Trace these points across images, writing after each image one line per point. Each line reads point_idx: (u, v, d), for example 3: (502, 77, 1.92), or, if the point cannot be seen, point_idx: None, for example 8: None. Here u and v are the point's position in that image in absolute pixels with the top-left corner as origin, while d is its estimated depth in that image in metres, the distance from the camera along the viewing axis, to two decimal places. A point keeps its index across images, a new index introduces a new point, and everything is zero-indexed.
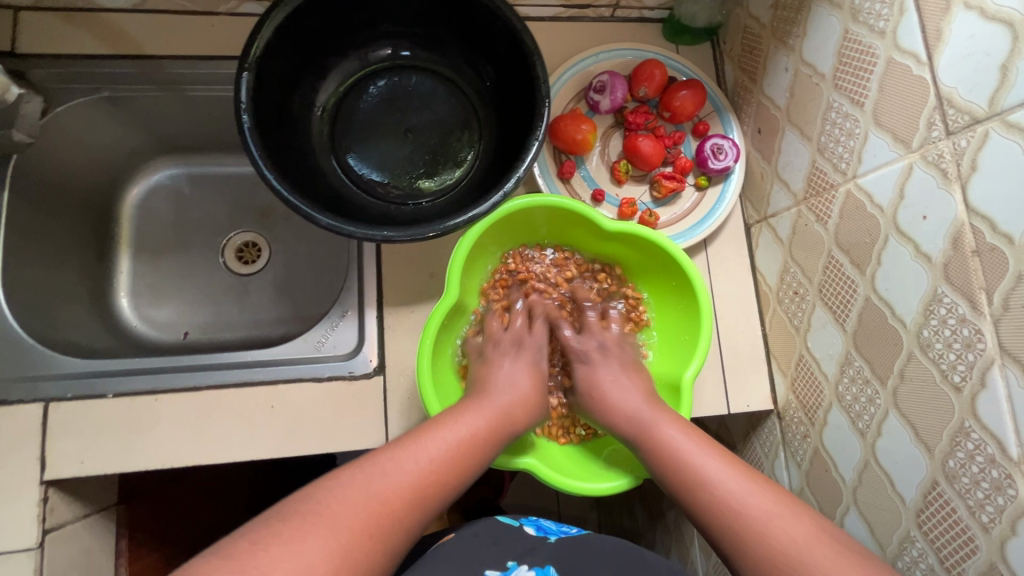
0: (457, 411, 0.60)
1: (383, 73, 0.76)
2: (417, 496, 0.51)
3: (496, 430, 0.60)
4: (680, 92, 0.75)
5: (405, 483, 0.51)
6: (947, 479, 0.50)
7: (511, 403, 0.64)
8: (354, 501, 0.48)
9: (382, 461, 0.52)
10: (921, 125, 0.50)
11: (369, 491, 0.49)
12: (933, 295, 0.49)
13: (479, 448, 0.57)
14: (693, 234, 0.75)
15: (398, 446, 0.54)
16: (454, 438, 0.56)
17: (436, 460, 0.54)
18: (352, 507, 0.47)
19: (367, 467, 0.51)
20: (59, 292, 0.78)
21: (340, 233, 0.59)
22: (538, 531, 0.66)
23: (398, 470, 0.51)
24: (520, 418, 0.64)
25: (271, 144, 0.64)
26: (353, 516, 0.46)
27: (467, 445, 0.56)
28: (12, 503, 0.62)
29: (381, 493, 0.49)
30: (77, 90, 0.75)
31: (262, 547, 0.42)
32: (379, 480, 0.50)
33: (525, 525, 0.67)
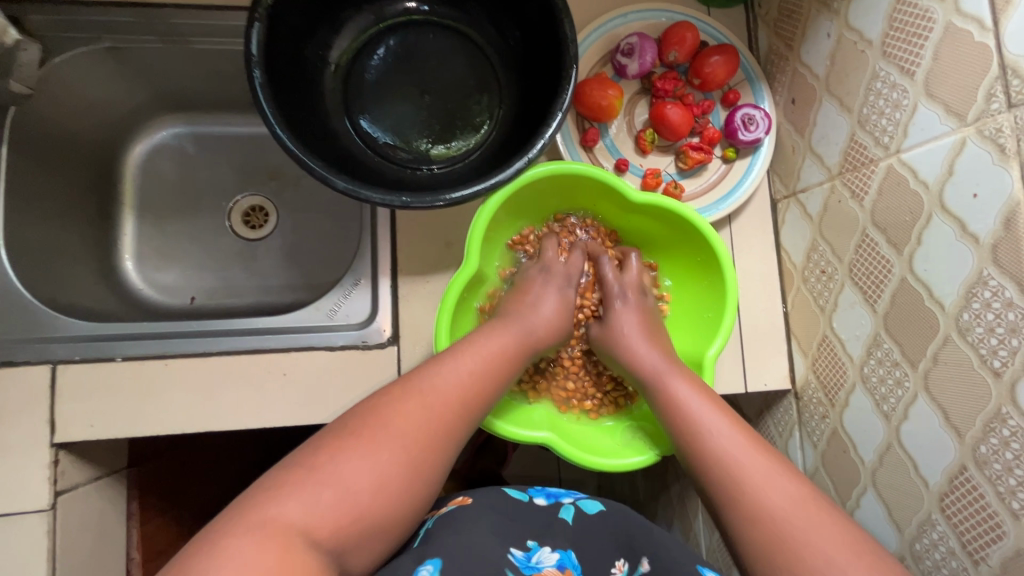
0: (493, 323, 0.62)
1: (399, 29, 0.72)
2: (465, 404, 0.54)
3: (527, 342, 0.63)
4: (712, 57, 0.71)
5: (444, 396, 0.53)
6: (977, 465, 0.49)
7: (547, 314, 0.66)
8: (393, 428, 0.49)
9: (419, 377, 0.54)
10: (979, 97, 0.47)
11: (420, 405, 0.51)
12: (978, 277, 0.47)
13: (514, 358, 0.60)
14: (718, 209, 0.73)
15: (436, 359, 0.56)
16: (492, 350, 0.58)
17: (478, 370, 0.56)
18: (403, 423, 0.49)
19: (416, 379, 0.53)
20: (62, 252, 0.75)
21: (356, 198, 0.57)
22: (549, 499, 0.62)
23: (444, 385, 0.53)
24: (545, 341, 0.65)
25: (284, 102, 0.61)
26: (408, 427, 0.49)
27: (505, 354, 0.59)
28: (23, 464, 0.61)
29: (420, 409, 0.51)
30: (77, 39, 0.71)
31: (309, 476, 0.44)
32: (417, 398, 0.52)
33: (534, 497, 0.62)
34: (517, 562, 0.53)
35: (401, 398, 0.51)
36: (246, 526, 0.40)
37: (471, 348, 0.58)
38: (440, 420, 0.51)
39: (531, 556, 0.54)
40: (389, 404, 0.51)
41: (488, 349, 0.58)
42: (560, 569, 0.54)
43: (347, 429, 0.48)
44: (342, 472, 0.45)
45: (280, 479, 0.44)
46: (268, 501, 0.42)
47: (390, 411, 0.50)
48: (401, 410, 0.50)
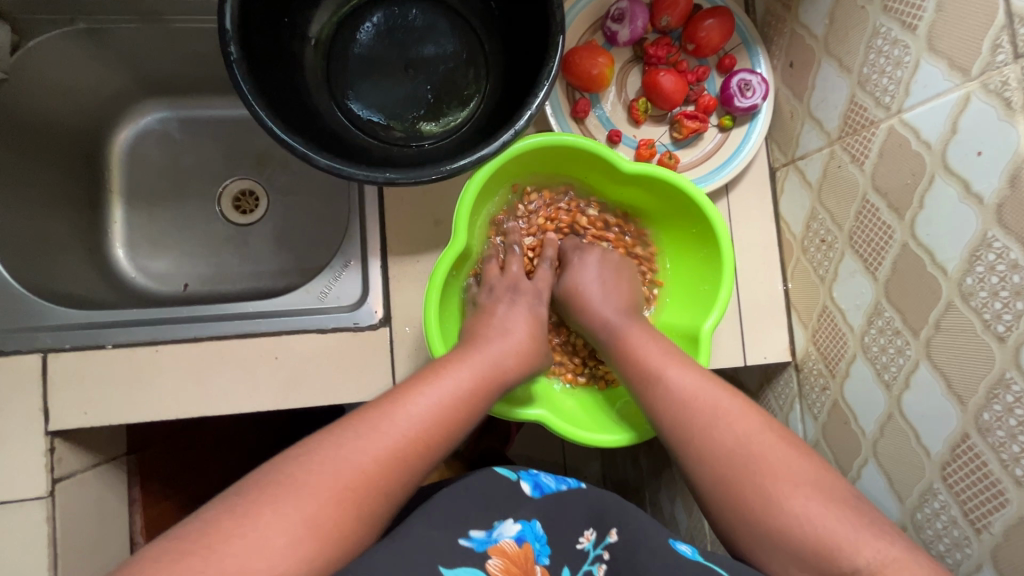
0: (447, 361, 0.55)
1: (381, 2, 0.70)
2: (402, 461, 0.47)
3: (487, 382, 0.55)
4: (706, 21, 0.69)
5: (377, 448, 0.47)
6: (979, 432, 0.47)
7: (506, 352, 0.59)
8: (327, 471, 0.44)
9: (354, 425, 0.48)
10: (984, 49, 0.44)
11: (349, 460, 0.45)
12: (982, 239, 0.46)
13: (468, 406, 0.53)
14: (715, 178, 0.71)
15: (377, 405, 0.50)
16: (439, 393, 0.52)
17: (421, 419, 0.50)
18: (322, 482, 0.44)
19: (352, 428, 0.48)
20: (50, 241, 0.75)
21: (339, 175, 0.55)
22: (534, 487, 0.57)
23: (378, 438, 0.47)
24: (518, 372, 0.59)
25: (262, 79, 0.59)
26: (328, 486, 0.44)
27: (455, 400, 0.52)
28: (18, 452, 0.62)
29: (348, 466, 0.45)
30: (52, 22, 0.70)
31: (229, 514, 0.41)
32: (346, 450, 0.46)
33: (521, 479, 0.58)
34: (471, 543, 0.48)
35: (329, 449, 0.46)
36: None
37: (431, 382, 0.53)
38: (382, 465, 0.46)
39: (492, 533, 0.50)
40: (315, 457, 0.45)
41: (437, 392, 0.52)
42: (519, 542, 0.50)
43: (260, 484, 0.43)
44: (243, 538, 0.40)
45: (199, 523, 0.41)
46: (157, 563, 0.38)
47: (314, 466, 0.45)
48: (326, 466, 0.45)
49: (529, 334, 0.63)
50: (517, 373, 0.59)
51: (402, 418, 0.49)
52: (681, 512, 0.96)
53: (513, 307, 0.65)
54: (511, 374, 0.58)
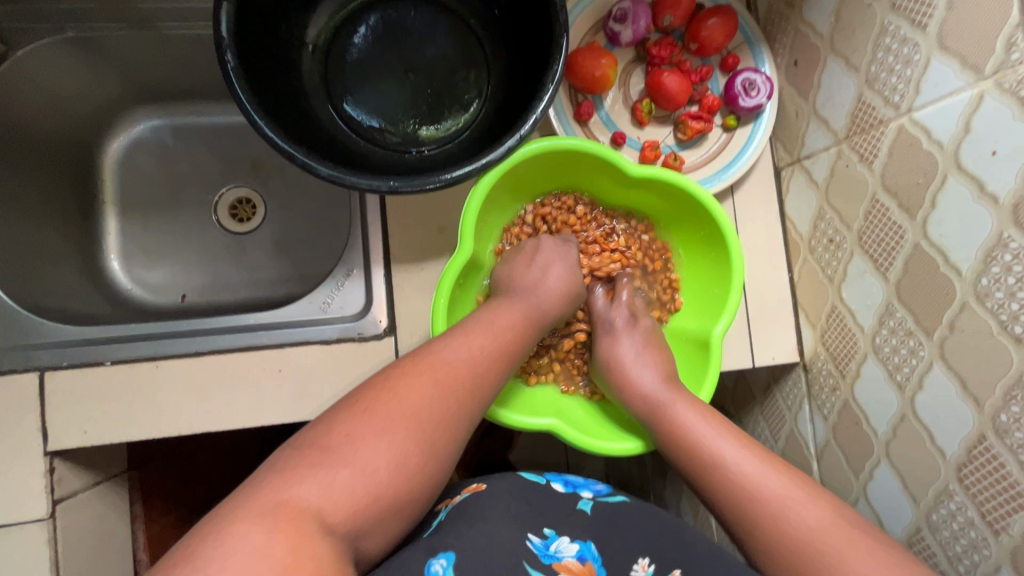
0: (493, 305, 0.60)
1: (379, 4, 0.68)
2: (472, 385, 0.51)
3: (532, 319, 0.60)
4: (709, 20, 0.68)
5: (450, 373, 0.50)
6: (997, 434, 0.47)
7: (547, 295, 0.63)
8: (380, 413, 0.45)
9: (421, 357, 0.51)
10: (998, 47, 0.44)
11: (426, 384, 0.48)
12: (997, 240, 0.45)
13: (517, 337, 0.57)
14: (720, 180, 0.70)
15: (436, 340, 0.53)
16: (492, 329, 0.56)
17: (481, 349, 0.53)
18: (408, 403, 0.46)
19: (418, 358, 0.50)
20: (42, 255, 0.73)
21: (342, 184, 0.54)
22: (567, 486, 0.61)
23: (447, 363, 0.50)
24: (551, 310, 0.63)
25: (260, 86, 0.58)
26: (414, 406, 0.46)
27: (507, 333, 0.57)
28: (17, 474, 0.60)
29: (428, 387, 0.48)
30: (39, 31, 0.68)
31: (317, 462, 0.41)
32: (420, 375, 0.48)
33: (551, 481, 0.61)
34: (536, 550, 0.50)
35: (404, 378, 0.48)
36: (257, 515, 0.37)
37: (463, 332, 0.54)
38: (435, 405, 0.47)
39: (550, 545, 0.51)
40: (392, 384, 0.47)
41: (488, 327, 0.56)
42: (581, 560, 0.51)
43: (349, 411, 0.45)
44: (354, 458, 0.42)
45: (256, 484, 0.39)
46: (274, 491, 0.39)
47: (395, 391, 0.47)
48: (406, 390, 0.47)
49: (568, 288, 0.66)
50: (556, 313, 0.64)
51: (442, 362, 0.50)
52: (689, 512, 0.96)
53: (549, 250, 0.67)
54: (550, 314, 0.63)
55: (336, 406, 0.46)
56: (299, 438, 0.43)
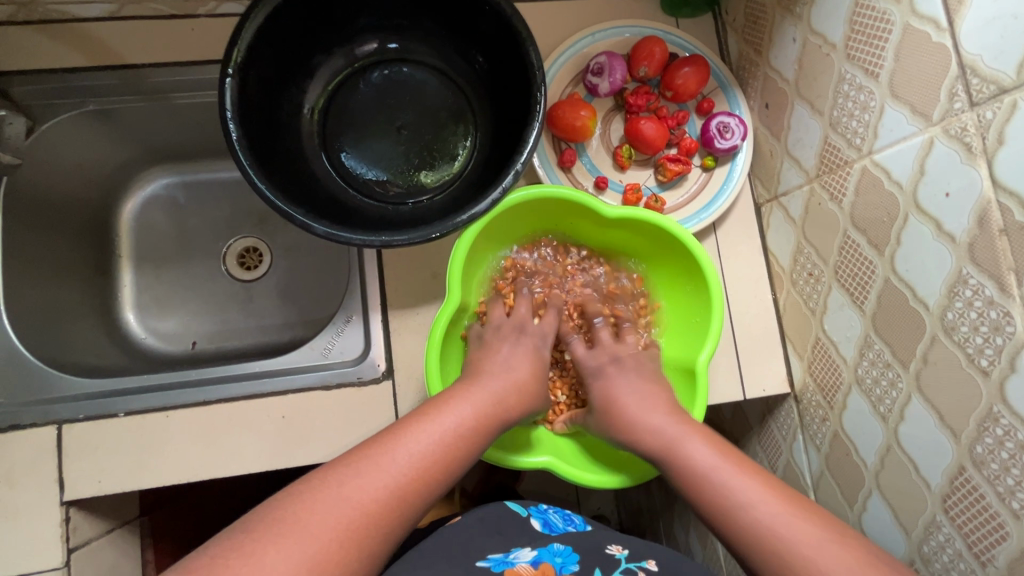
0: (442, 399, 0.58)
1: (372, 67, 0.73)
2: (396, 498, 0.50)
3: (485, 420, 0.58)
4: (682, 69, 0.72)
5: (377, 489, 0.49)
6: (975, 465, 0.48)
7: (504, 389, 0.62)
8: (306, 522, 0.45)
9: (349, 468, 0.50)
10: (942, 97, 0.47)
11: (342, 499, 0.48)
12: (958, 276, 0.47)
13: (465, 442, 0.56)
14: (700, 218, 0.73)
15: (374, 447, 0.52)
16: (436, 431, 0.55)
17: (415, 457, 0.52)
18: (318, 519, 0.46)
19: (349, 465, 0.50)
20: (62, 311, 0.77)
21: (338, 241, 0.58)
22: (544, 525, 0.65)
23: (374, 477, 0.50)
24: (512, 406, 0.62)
25: (261, 152, 0.62)
26: (328, 520, 0.46)
27: (450, 438, 0.55)
28: (34, 525, 0.63)
29: (353, 501, 0.48)
30: (62, 106, 0.73)
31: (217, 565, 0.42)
32: (344, 484, 0.49)
33: (532, 515, 0.66)
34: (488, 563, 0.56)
35: (326, 488, 0.48)
36: None
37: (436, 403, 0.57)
38: (352, 519, 0.47)
39: (508, 556, 0.57)
40: (314, 493, 0.48)
41: (433, 431, 0.55)
42: (535, 564, 0.55)
43: (264, 521, 0.45)
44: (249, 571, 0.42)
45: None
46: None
47: (318, 499, 0.47)
48: (325, 502, 0.47)
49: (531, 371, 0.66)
50: (517, 408, 0.62)
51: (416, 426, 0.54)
52: (697, 545, 0.96)
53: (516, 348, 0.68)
54: (507, 411, 0.61)
55: (259, 508, 0.47)
56: (212, 538, 0.44)
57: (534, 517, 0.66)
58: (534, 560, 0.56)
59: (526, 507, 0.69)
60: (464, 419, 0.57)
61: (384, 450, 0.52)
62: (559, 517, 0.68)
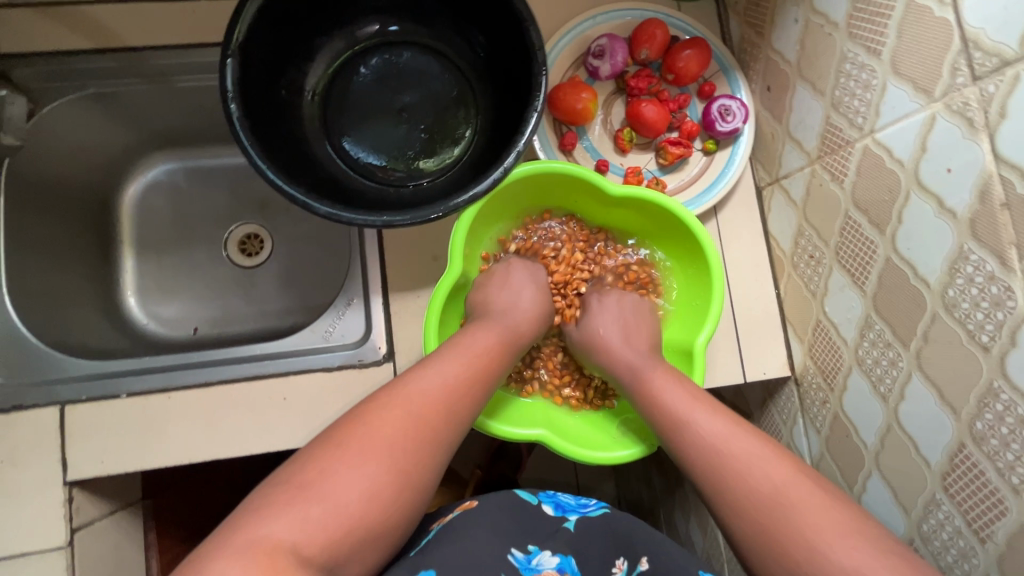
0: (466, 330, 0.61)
1: (373, 50, 0.73)
2: (446, 407, 0.53)
3: (509, 340, 0.62)
4: (684, 51, 0.72)
5: (428, 400, 0.52)
6: (974, 441, 0.48)
7: (519, 316, 0.66)
8: (370, 438, 0.48)
9: (393, 389, 0.53)
10: (944, 73, 0.47)
11: (397, 412, 0.50)
12: (959, 253, 0.47)
13: (494, 358, 0.59)
14: (702, 202, 0.73)
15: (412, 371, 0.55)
16: (467, 351, 0.58)
17: (454, 372, 0.55)
18: (378, 432, 0.49)
19: (392, 387, 0.53)
20: (65, 295, 0.78)
21: (339, 221, 0.58)
22: (557, 509, 0.63)
23: (421, 392, 0.52)
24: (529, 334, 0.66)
25: (262, 133, 0.62)
26: (388, 432, 0.49)
27: (482, 355, 0.58)
28: (37, 504, 0.63)
29: (407, 414, 0.51)
30: (63, 89, 0.73)
31: (295, 493, 0.44)
32: (393, 402, 0.51)
33: (543, 502, 0.63)
34: (517, 564, 0.55)
35: (376, 411, 0.50)
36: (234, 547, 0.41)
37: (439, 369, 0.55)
38: (411, 428, 0.50)
39: (532, 559, 0.56)
40: (365, 417, 0.50)
41: (462, 351, 0.58)
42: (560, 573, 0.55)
43: (325, 450, 0.47)
44: (330, 488, 0.45)
45: (239, 519, 0.43)
46: (243, 526, 0.42)
47: (373, 419, 0.50)
48: (379, 420, 0.50)
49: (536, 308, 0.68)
50: (533, 332, 0.66)
51: (421, 394, 0.52)
52: (697, 531, 0.96)
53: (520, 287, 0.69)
54: (525, 336, 0.65)
55: (312, 442, 0.49)
56: (276, 475, 0.46)
57: (546, 504, 0.63)
58: (557, 567, 0.55)
59: (534, 493, 0.65)
60: (490, 342, 0.60)
61: (423, 370, 0.55)
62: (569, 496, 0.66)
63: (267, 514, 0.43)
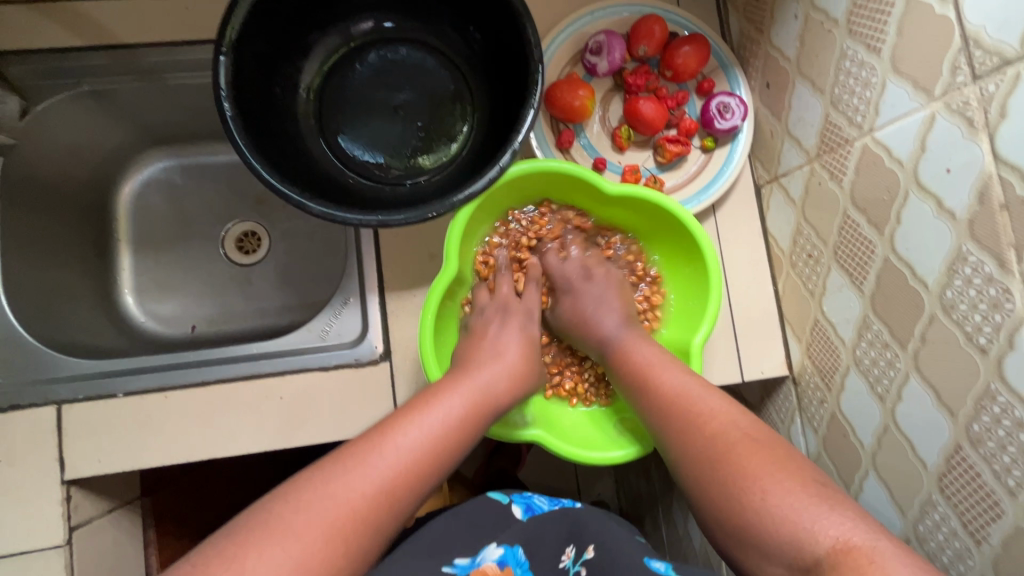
0: (431, 394, 0.57)
1: (368, 47, 0.72)
2: (387, 495, 0.49)
3: (476, 411, 0.57)
4: (682, 48, 0.71)
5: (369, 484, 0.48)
6: (971, 443, 0.48)
7: (494, 378, 0.61)
8: (291, 525, 0.44)
9: (336, 466, 0.49)
10: (944, 71, 0.46)
11: (328, 498, 0.46)
12: (957, 254, 0.47)
13: (456, 436, 0.55)
14: (700, 200, 0.72)
15: (362, 444, 0.51)
16: (425, 426, 0.53)
17: (404, 452, 0.51)
18: (303, 519, 0.45)
19: (335, 465, 0.49)
20: (61, 293, 0.77)
21: (333, 221, 0.57)
22: (526, 510, 0.62)
23: (361, 476, 0.48)
24: (501, 400, 0.61)
25: (256, 131, 0.62)
26: (316, 521, 0.45)
27: (441, 431, 0.54)
28: (35, 503, 0.64)
29: (339, 502, 0.46)
30: (56, 86, 0.73)
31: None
32: (329, 485, 0.47)
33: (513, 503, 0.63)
34: (455, 568, 0.53)
35: (311, 490, 0.47)
36: None
37: (418, 417, 0.54)
38: (341, 517, 0.46)
39: (474, 559, 0.54)
40: (297, 496, 0.46)
41: (421, 426, 0.53)
42: (501, 565, 0.53)
43: (248, 528, 0.44)
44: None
45: None
46: None
47: (304, 502, 0.46)
48: (310, 503, 0.46)
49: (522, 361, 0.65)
50: (508, 396, 0.61)
51: (362, 478, 0.48)
52: (695, 528, 0.96)
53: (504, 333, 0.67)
54: (495, 404, 0.60)
55: (240, 515, 0.46)
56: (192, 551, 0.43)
57: (516, 504, 0.63)
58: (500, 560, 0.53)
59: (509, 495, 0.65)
60: (455, 411, 0.56)
61: (373, 446, 0.51)
62: (543, 500, 0.65)
63: None
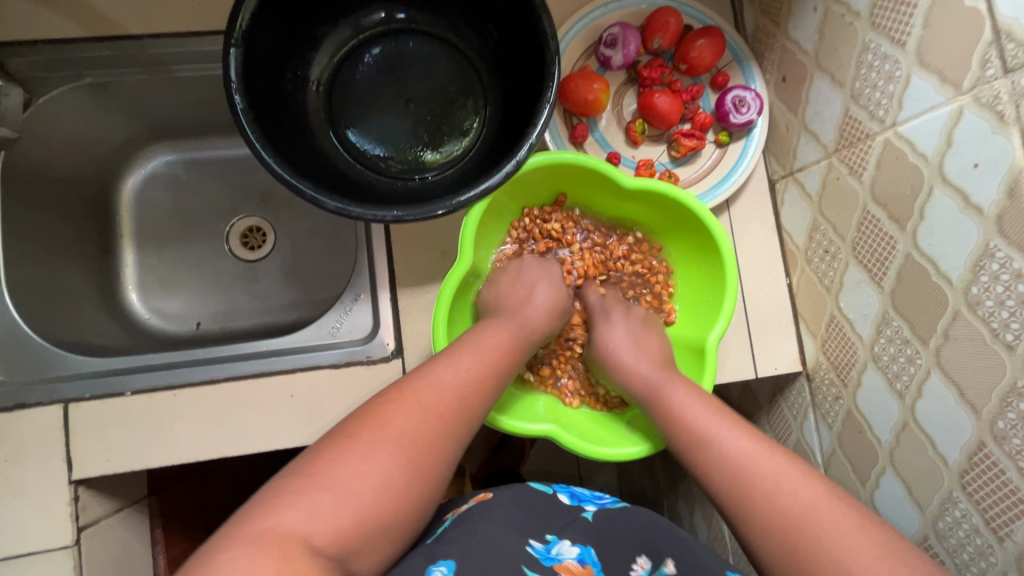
0: (481, 331, 0.61)
1: (378, 39, 0.71)
2: (458, 408, 0.53)
3: (520, 342, 0.62)
4: (697, 41, 0.70)
5: (441, 399, 0.52)
6: (995, 440, 0.48)
7: (534, 316, 0.65)
8: (384, 431, 0.48)
9: (406, 386, 0.52)
10: (974, 64, 0.45)
11: (409, 408, 0.50)
12: (984, 249, 0.46)
13: (506, 362, 0.59)
14: (715, 195, 0.72)
15: (424, 369, 0.54)
16: (481, 353, 0.57)
17: (468, 374, 0.55)
18: (392, 426, 0.48)
19: (405, 385, 0.53)
20: (64, 290, 0.76)
21: (347, 215, 0.56)
22: (572, 500, 0.64)
23: (433, 390, 0.52)
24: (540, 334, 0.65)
25: (266, 124, 0.60)
26: (405, 428, 0.48)
27: (495, 357, 0.58)
28: (42, 504, 0.62)
29: (419, 410, 0.50)
30: (58, 78, 0.71)
31: (308, 484, 0.43)
32: (406, 400, 0.51)
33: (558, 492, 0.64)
34: (536, 554, 0.53)
35: (390, 406, 0.50)
36: (240, 540, 0.39)
37: (473, 346, 0.58)
38: (424, 425, 0.50)
39: (551, 548, 0.54)
40: (379, 412, 0.49)
41: (477, 352, 0.58)
42: (581, 563, 0.53)
43: (339, 442, 0.47)
44: (347, 480, 0.44)
45: (251, 510, 0.42)
46: (256, 517, 0.41)
47: (388, 412, 0.49)
48: (393, 414, 0.49)
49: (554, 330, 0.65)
50: (545, 331, 0.66)
51: (433, 391, 0.52)
52: (702, 524, 0.96)
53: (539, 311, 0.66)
54: (536, 340, 0.65)
55: (324, 434, 0.49)
56: (288, 467, 0.46)
57: (562, 494, 0.64)
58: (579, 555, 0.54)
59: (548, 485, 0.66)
60: (504, 341, 0.61)
61: (437, 369, 0.54)
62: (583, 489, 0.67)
63: (286, 504, 0.42)
